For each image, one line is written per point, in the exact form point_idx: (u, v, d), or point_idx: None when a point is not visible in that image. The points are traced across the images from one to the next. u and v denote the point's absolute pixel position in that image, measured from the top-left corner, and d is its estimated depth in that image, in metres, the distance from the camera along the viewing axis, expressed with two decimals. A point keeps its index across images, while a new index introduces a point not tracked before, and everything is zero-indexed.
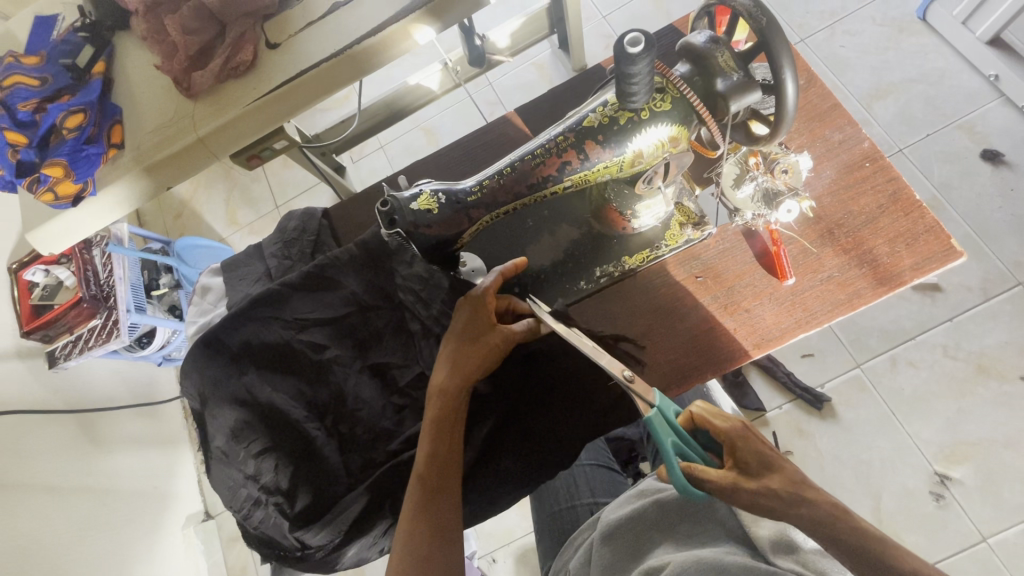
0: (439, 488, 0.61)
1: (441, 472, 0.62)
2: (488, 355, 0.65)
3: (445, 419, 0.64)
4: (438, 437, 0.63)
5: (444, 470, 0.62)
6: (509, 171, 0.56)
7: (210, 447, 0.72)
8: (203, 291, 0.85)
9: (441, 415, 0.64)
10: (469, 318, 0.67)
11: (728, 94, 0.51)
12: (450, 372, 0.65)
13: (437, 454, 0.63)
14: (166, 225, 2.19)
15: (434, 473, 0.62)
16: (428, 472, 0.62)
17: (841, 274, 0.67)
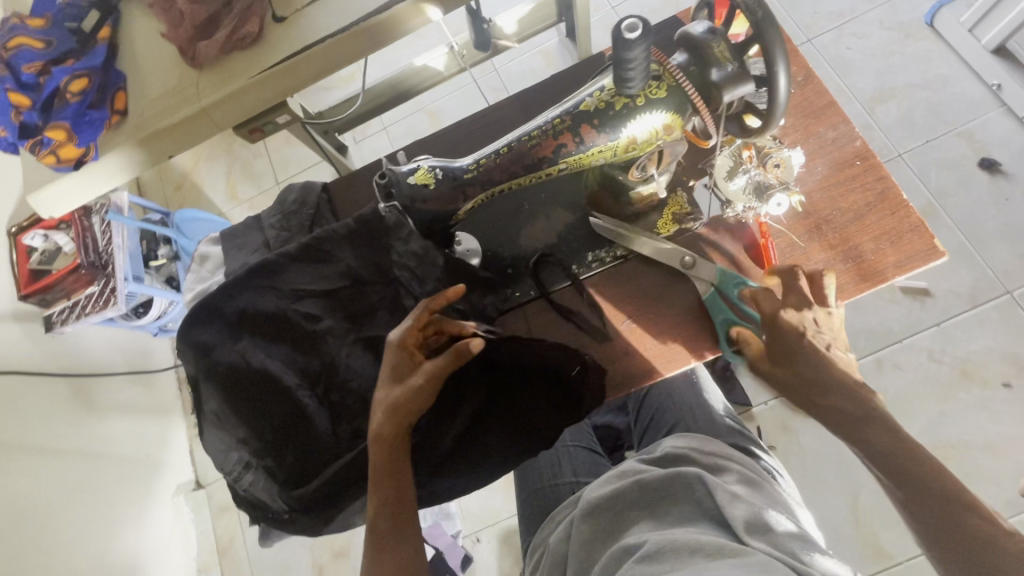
0: (393, 530, 0.66)
1: (389, 515, 0.66)
2: (415, 395, 0.67)
3: (381, 466, 0.67)
4: (377, 488, 0.66)
5: (391, 512, 0.66)
6: (506, 151, 0.58)
7: (203, 410, 0.76)
8: (202, 259, 0.86)
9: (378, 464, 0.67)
10: (395, 364, 0.69)
11: (722, 85, 0.52)
12: (380, 418, 0.68)
13: (382, 500, 0.67)
14: (165, 196, 2.19)
15: (383, 519, 0.66)
16: (379, 520, 0.66)
17: (827, 269, 0.69)
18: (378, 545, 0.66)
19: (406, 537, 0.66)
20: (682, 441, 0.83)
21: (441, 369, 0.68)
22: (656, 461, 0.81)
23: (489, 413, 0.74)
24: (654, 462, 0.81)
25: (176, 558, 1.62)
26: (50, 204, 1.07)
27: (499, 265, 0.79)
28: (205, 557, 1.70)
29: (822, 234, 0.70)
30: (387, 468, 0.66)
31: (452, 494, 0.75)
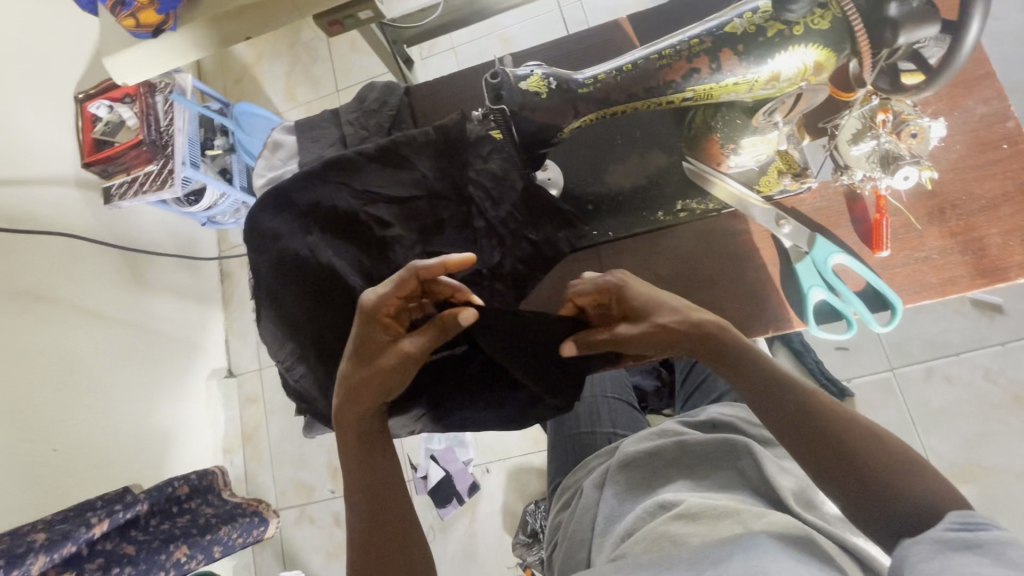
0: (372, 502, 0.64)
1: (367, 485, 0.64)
2: (384, 376, 0.62)
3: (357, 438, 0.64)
4: (352, 465, 0.64)
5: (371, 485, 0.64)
6: (630, 69, 0.52)
7: (263, 298, 0.76)
8: (274, 147, 0.84)
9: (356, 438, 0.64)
10: (368, 340, 0.62)
11: (901, 21, 0.46)
12: (347, 394, 0.62)
13: (362, 470, 0.64)
14: (225, 87, 2.17)
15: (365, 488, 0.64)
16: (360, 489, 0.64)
17: (939, 257, 0.63)
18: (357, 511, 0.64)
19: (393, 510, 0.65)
20: (728, 408, 0.81)
21: (422, 352, 0.62)
22: (699, 424, 0.79)
23: None
24: (696, 426, 0.79)
25: (205, 435, 1.72)
26: (125, 69, 1.08)
27: (579, 201, 0.75)
28: (231, 438, 1.79)
29: (944, 217, 0.63)
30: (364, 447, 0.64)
31: (494, 423, 0.74)
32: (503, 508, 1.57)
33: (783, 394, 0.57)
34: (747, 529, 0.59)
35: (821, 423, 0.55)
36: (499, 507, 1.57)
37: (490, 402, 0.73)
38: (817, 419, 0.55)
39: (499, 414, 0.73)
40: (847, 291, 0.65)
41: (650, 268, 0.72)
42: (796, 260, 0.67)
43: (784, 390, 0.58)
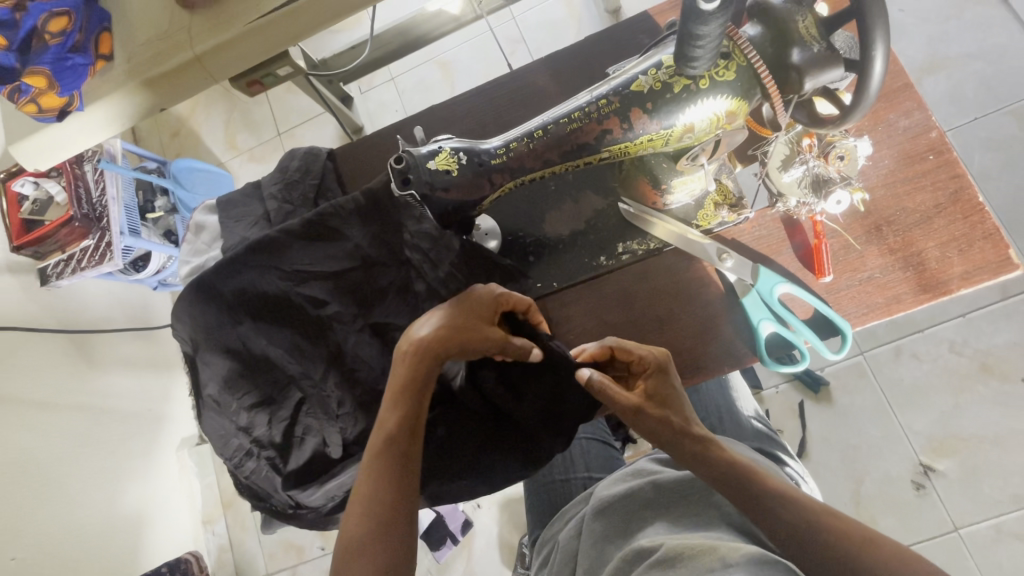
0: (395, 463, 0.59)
1: (397, 438, 0.59)
2: (465, 337, 0.62)
3: (405, 383, 0.61)
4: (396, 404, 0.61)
5: (405, 447, 0.60)
6: (542, 135, 0.50)
7: (202, 394, 0.70)
8: (197, 229, 0.80)
9: (403, 380, 0.62)
10: (462, 308, 0.64)
11: (804, 67, 0.45)
12: (429, 330, 0.62)
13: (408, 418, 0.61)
14: (162, 143, 2.08)
15: (397, 442, 0.59)
16: (392, 440, 0.59)
17: (882, 275, 0.62)
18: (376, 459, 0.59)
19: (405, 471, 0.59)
20: None
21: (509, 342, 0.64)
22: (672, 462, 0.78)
23: (504, 415, 0.70)
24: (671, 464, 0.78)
25: (181, 510, 1.64)
26: (35, 155, 0.97)
27: (519, 252, 0.73)
28: (210, 507, 1.71)
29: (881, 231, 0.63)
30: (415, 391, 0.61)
31: (463, 494, 0.70)
32: (499, 542, 1.53)
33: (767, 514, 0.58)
34: (725, 562, 0.56)
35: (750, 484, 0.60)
36: (494, 541, 1.53)
37: (457, 473, 0.69)
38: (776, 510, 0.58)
39: (464, 485, 0.70)
40: (797, 321, 0.63)
41: (600, 318, 0.70)
42: (743, 295, 0.65)
43: (773, 509, 0.58)
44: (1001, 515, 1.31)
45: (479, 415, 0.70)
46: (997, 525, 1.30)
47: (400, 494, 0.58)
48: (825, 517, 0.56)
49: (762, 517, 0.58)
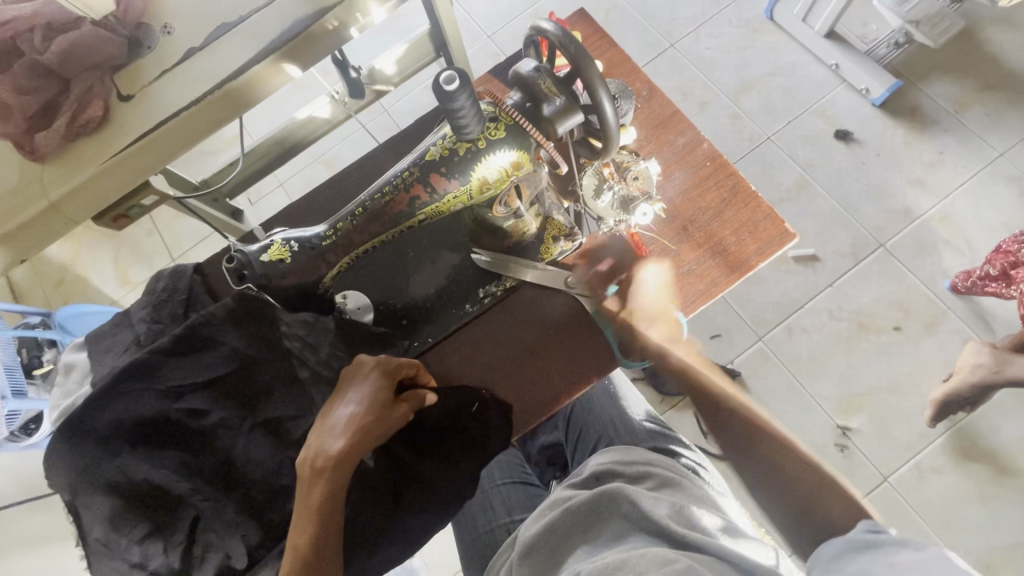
0: (324, 572, 0.59)
1: (325, 548, 0.60)
2: (381, 428, 0.64)
3: (327, 497, 0.60)
4: (305, 519, 0.60)
5: (327, 556, 0.60)
6: (361, 212, 0.56)
7: (87, 539, 0.67)
8: (67, 370, 0.78)
9: (323, 498, 0.60)
10: (368, 399, 0.64)
11: (554, 119, 0.55)
12: (340, 443, 0.61)
13: (325, 533, 0.60)
14: (46, 294, 1.97)
15: (322, 554, 0.60)
16: (315, 558, 0.59)
17: (698, 265, 0.73)
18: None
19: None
20: (605, 455, 0.81)
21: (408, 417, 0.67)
22: (583, 483, 0.78)
23: (408, 476, 0.70)
24: (582, 485, 0.78)
25: None
26: None
27: (392, 318, 0.78)
28: None
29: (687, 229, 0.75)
30: (330, 502, 0.61)
31: (384, 568, 0.69)
32: None
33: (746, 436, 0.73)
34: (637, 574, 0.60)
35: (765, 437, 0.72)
36: None
37: (372, 550, 0.68)
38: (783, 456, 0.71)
39: (378, 561, 0.68)
40: (639, 321, 0.72)
41: (478, 359, 0.76)
42: (592, 311, 0.74)
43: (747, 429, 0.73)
44: (916, 455, 1.43)
45: (384, 487, 0.69)
46: (916, 465, 1.43)
47: None
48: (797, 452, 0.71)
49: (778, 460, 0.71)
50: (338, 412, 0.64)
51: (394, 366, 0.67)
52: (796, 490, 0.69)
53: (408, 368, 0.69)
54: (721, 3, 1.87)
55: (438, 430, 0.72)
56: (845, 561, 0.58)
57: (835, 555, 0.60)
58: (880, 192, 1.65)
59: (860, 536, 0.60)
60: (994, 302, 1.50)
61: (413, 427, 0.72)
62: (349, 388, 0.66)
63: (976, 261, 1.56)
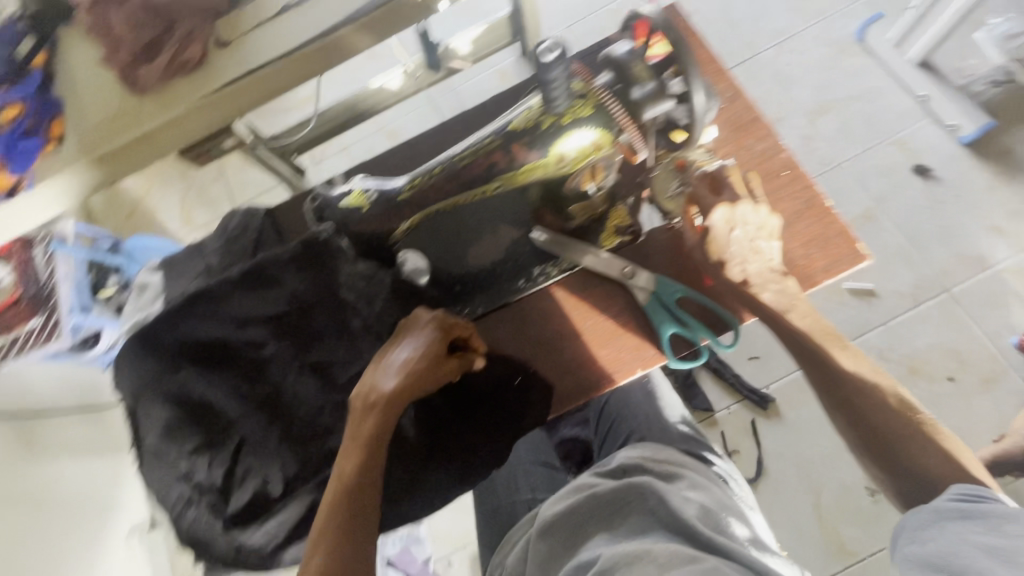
0: (365, 504, 0.62)
1: (369, 481, 0.62)
2: (432, 377, 0.66)
3: (375, 433, 0.63)
4: (353, 451, 0.63)
5: (369, 491, 0.62)
6: (440, 171, 0.60)
7: (142, 443, 0.72)
8: (141, 289, 0.84)
9: (373, 432, 0.63)
10: (424, 350, 0.66)
11: (643, 102, 0.55)
12: (394, 384, 0.64)
13: (369, 468, 0.62)
14: (117, 223, 2.10)
15: (364, 487, 0.62)
16: (359, 489, 0.62)
17: (755, 273, 0.70)
18: (336, 505, 0.61)
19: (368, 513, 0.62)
20: (635, 451, 0.82)
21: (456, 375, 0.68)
22: (610, 473, 0.79)
23: (446, 434, 0.72)
24: (608, 475, 0.79)
25: None
26: None
27: (446, 284, 0.79)
28: None
29: (711, 246, 0.72)
30: (378, 439, 0.63)
31: (411, 517, 0.72)
32: None
33: (834, 384, 0.66)
34: (659, 567, 0.60)
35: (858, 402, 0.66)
36: None
37: (398, 498, 0.71)
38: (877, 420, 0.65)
39: (406, 510, 0.72)
40: (691, 318, 0.73)
41: (524, 333, 0.77)
42: (644, 302, 0.74)
43: (837, 379, 0.66)
44: None
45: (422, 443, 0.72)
46: None
47: (356, 534, 0.61)
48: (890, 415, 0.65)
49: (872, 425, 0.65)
50: (395, 358, 0.66)
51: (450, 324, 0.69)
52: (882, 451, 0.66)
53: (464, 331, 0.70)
54: (809, 18, 1.81)
55: (476, 397, 0.73)
56: (929, 530, 0.62)
57: (915, 524, 0.63)
58: (953, 235, 1.56)
59: (951, 506, 0.61)
60: None
61: (456, 388, 0.74)
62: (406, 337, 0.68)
63: None
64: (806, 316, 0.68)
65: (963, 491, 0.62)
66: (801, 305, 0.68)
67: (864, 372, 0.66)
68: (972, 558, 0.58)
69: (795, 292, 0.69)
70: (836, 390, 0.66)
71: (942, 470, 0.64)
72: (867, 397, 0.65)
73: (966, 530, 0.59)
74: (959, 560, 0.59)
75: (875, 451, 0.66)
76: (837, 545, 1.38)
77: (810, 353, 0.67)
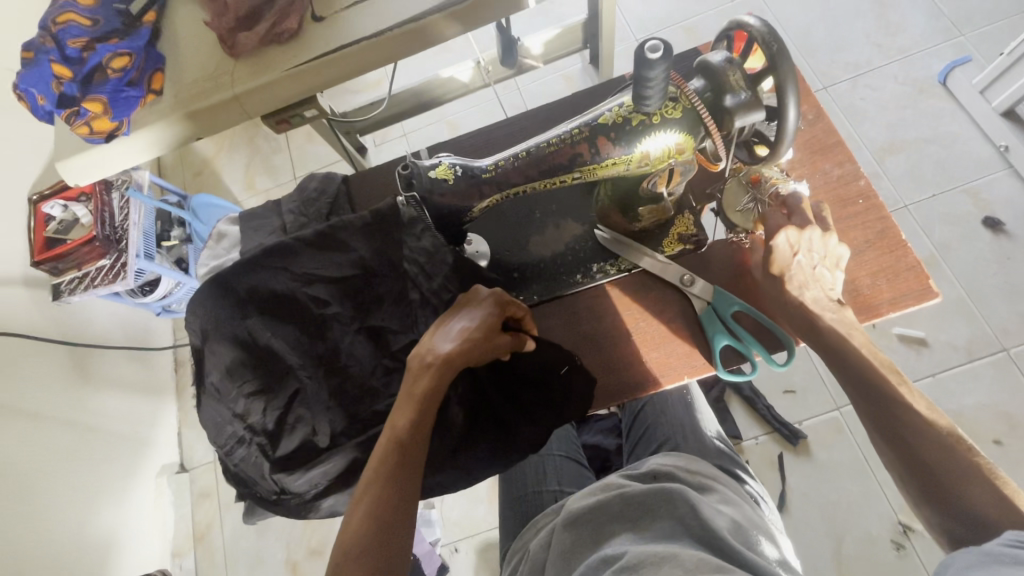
0: (412, 458, 0.64)
1: (417, 436, 0.65)
2: (485, 348, 0.69)
3: (426, 392, 0.66)
4: (405, 406, 0.66)
5: (415, 445, 0.65)
6: (524, 156, 0.63)
7: (204, 381, 0.76)
8: (218, 237, 0.89)
9: (425, 391, 0.66)
10: (479, 321, 0.69)
11: (734, 111, 0.57)
12: (449, 348, 0.68)
13: (417, 422, 0.66)
14: (184, 180, 2.22)
15: (412, 440, 0.65)
16: (407, 441, 0.65)
17: (816, 300, 0.69)
18: (384, 455, 0.64)
19: (413, 466, 0.65)
20: (668, 459, 0.82)
21: (509, 350, 0.71)
22: (641, 477, 0.79)
23: (491, 411, 0.75)
24: (638, 478, 0.79)
25: (151, 538, 1.59)
26: (76, 172, 1.04)
27: (505, 269, 0.81)
28: (181, 540, 1.64)
29: (775, 268, 0.71)
30: (428, 398, 0.66)
31: (445, 487, 0.74)
32: None
33: (888, 414, 0.65)
34: (686, 570, 0.60)
35: (915, 434, 0.63)
36: None
37: (437, 469, 0.74)
38: (928, 454, 0.62)
39: (442, 478, 0.74)
40: (745, 333, 0.73)
41: (576, 326, 0.78)
42: (701, 310, 0.75)
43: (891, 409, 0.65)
44: None
45: (467, 417, 0.74)
46: None
47: (402, 483, 0.63)
48: (947, 450, 0.62)
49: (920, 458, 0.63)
50: (451, 326, 0.70)
51: (504, 301, 0.72)
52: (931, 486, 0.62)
53: (516, 311, 0.73)
54: (890, 55, 1.76)
55: (522, 381, 0.75)
56: (979, 571, 0.52)
57: (968, 564, 0.54)
58: (1019, 293, 1.49)
59: (1002, 551, 0.53)
60: None
61: (506, 369, 0.76)
62: (463, 308, 0.72)
63: None
64: (863, 345, 0.68)
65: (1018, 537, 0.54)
66: (858, 333, 0.68)
67: (922, 408, 0.65)
68: None
69: (851, 322, 0.69)
70: (890, 422, 0.65)
71: (1003, 517, 0.57)
72: (923, 431, 0.63)
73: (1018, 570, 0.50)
74: None
75: (927, 490, 0.63)
76: None
77: (865, 381, 0.67)
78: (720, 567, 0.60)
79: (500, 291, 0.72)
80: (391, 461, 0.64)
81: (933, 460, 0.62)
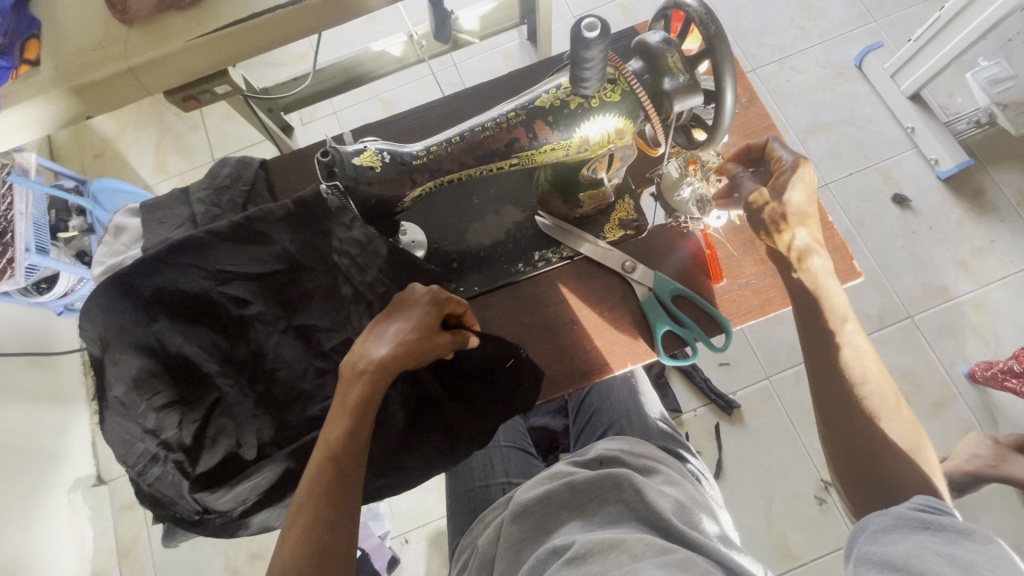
0: (351, 467, 0.61)
1: (353, 448, 0.61)
2: (424, 348, 0.65)
3: (362, 398, 0.62)
4: (339, 414, 0.62)
5: (353, 454, 0.61)
6: (458, 140, 0.60)
7: (105, 396, 0.66)
8: (117, 231, 0.79)
9: (360, 400, 0.62)
10: (416, 321, 0.65)
11: (674, 94, 0.55)
12: (386, 351, 0.63)
13: (352, 431, 0.61)
14: (82, 162, 1.98)
15: (348, 450, 0.61)
16: (343, 452, 0.61)
17: (806, 244, 0.73)
18: (320, 467, 0.60)
19: (354, 477, 0.61)
20: (613, 444, 0.83)
21: (452, 348, 0.68)
22: (588, 462, 0.79)
23: (434, 409, 0.72)
24: (585, 464, 0.79)
25: (68, 559, 1.43)
26: None
27: (444, 259, 0.77)
28: (103, 557, 1.50)
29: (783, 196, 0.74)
30: (364, 405, 0.62)
31: (382, 494, 0.71)
32: None
33: (833, 383, 0.71)
34: (633, 556, 0.60)
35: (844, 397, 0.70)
36: None
37: (380, 472, 0.71)
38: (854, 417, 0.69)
39: (378, 484, 0.70)
40: (686, 319, 0.74)
41: (517, 318, 0.76)
42: (642, 298, 0.75)
43: (848, 393, 0.70)
44: None
45: (407, 418, 0.71)
46: None
47: (341, 496, 0.59)
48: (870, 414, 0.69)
49: (848, 422, 0.70)
50: (387, 328, 0.65)
51: (442, 298, 0.67)
52: (855, 449, 0.69)
53: (457, 307, 0.69)
54: (812, 39, 1.83)
55: (465, 376, 0.73)
56: (893, 535, 0.58)
57: (882, 528, 0.60)
58: (922, 264, 1.62)
59: (915, 515, 0.59)
60: (1007, 399, 1.48)
61: (447, 365, 0.73)
62: (400, 306, 0.67)
63: (999, 353, 1.53)
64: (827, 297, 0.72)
65: (925, 502, 0.60)
66: (836, 279, 0.72)
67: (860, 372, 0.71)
68: (926, 558, 0.53)
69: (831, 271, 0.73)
70: (842, 409, 0.70)
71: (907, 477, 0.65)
72: (863, 422, 0.69)
73: (927, 536, 0.56)
74: (916, 559, 0.53)
75: (849, 455, 0.69)
76: (784, 550, 1.42)
77: (823, 359, 0.72)
78: (669, 550, 0.61)
79: (437, 287, 0.68)
80: (327, 474, 0.60)
81: (856, 415, 0.69)
